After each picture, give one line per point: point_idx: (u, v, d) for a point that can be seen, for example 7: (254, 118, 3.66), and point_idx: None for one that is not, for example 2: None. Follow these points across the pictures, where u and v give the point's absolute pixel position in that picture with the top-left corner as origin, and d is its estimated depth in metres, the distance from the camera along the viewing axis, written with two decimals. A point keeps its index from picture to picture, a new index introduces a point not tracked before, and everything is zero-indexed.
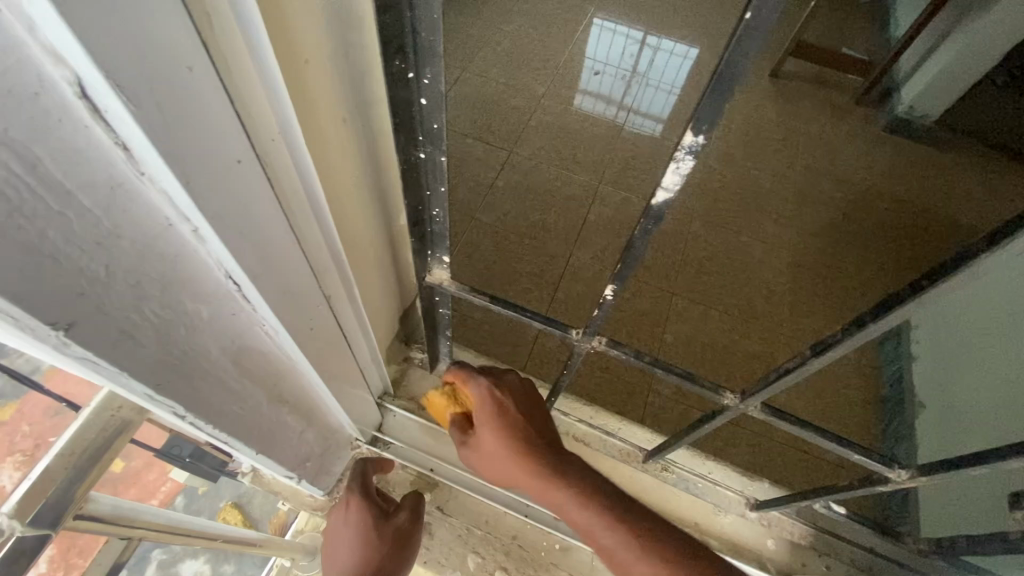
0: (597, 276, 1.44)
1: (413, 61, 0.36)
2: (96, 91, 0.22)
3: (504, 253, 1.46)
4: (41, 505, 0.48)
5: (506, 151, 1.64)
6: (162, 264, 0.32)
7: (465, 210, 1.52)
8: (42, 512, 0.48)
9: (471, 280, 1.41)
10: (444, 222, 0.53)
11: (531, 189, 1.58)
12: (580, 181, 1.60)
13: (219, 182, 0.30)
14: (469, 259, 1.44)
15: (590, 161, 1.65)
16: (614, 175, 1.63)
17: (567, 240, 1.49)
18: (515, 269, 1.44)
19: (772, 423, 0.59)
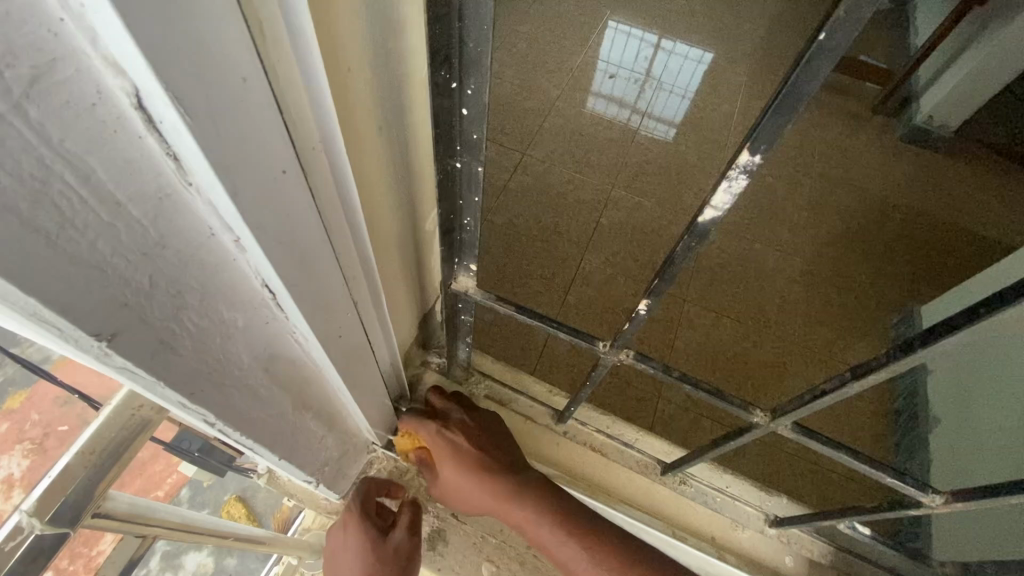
0: (608, 281, 1.44)
1: (458, 73, 0.35)
2: (153, 102, 0.22)
3: (514, 256, 1.45)
4: (61, 502, 0.47)
5: (519, 153, 1.64)
6: (204, 274, 0.32)
7: None
8: (61, 510, 0.47)
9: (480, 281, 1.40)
10: (475, 231, 0.52)
11: (543, 192, 1.57)
12: (592, 185, 1.59)
13: (266, 193, 0.30)
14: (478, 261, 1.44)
15: (602, 164, 1.64)
16: (627, 180, 1.62)
17: (578, 243, 1.49)
18: (525, 271, 1.43)
19: (803, 442, 0.58)
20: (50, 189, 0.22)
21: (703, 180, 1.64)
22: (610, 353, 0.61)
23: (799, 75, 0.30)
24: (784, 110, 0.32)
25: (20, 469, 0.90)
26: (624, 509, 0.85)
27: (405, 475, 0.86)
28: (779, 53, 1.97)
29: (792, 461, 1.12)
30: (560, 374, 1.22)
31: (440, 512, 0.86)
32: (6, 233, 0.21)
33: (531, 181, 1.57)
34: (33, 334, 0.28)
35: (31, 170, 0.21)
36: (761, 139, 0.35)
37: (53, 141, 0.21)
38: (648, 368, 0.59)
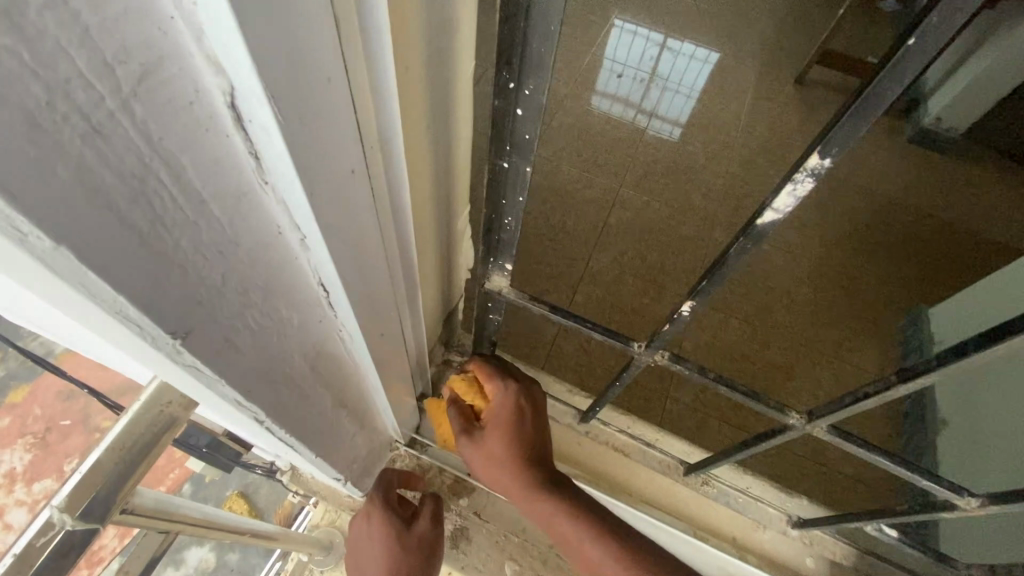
0: (618, 281, 1.43)
1: (518, 74, 0.35)
2: (248, 101, 0.22)
3: (524, 253, 1.43)
4: (94, 497, 0.43)
5: None
6: (268, 273, 0.32)
7: None
8: (93, 505, 0.43)
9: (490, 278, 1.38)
10: (515, 232, 0.52)
11: (551, 189, 1.55)
12: (601, 184, 1.59)
13: (336, 193, 0.30)
14: None
15: (610, 163, 1.63)
16: (636, 179, 1.62)
17: (587, 243, 1.49)
18: (535, 269, 1.42)
19: (839, 445, 0.57)
20: (145, 185, 0.22)
21: (712, 180, 1.64)
22: (643, 354, 0.61)
23: (881, 82, 0.31)
24: (861, 117, 0.33)
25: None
26: (646, 509, 0.85)
27: (428, 473, 0.87)
28: (787, 53, 1.97)
29: (806, 462, 1.11)
30: (569, 372, 1.21)
31: (462, 510, 0.87)
32: (104, 231, 0.22)
33: (540, 179, 1.56)
34: (107, 331, 0.28)
35: (130, 168, 0.21)
36: (834, 144, 0.36)
37: (151, 139, 0.21)
38: (682, 370, 0.59)
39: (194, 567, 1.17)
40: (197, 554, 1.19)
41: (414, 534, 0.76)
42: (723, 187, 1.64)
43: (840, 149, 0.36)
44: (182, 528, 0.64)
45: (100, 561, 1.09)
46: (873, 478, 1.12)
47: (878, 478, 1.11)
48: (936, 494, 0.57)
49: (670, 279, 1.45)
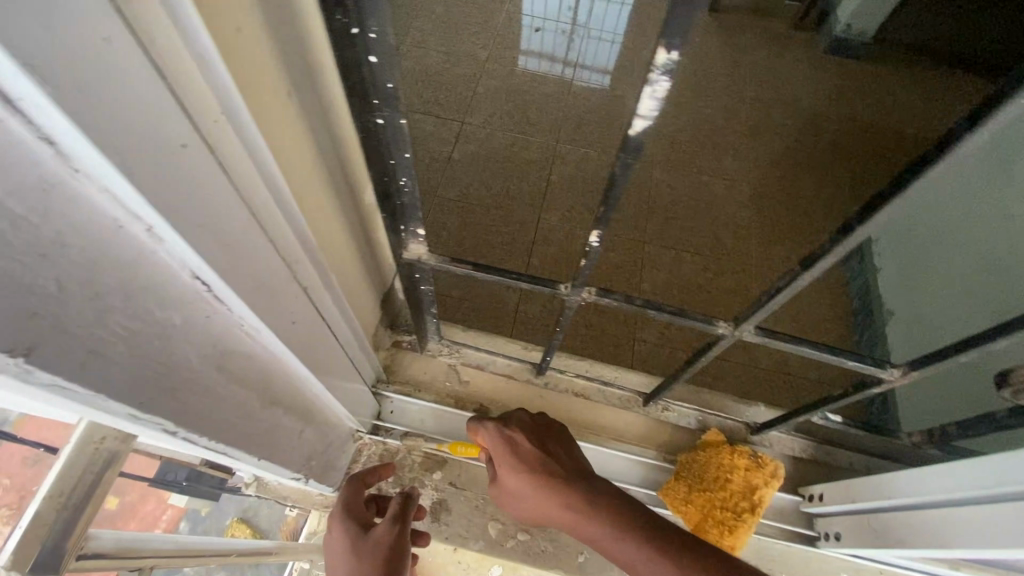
0: (570, 235, 1.42)
1: (357, 14, 0.33)
2: (4, 76, 0.20)
3: (510, 243, 1.40)
4: (42, 547, 0.42)
5: (516, 149, 1.55)
6: (87, 262, 0.28)
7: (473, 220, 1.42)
8: (45, 558, 0.42)
9: (492, 253, 1.38)
10: (414, 192, 0.50)
11: (489, 157, 1.52)
12: (537, 144, 1.56)
13: (111, 80, 0.23)
14: (479, 238, 1.40)
15: (604, 160, 1.56)
16: (571, 133, 1.60)
17: (533, 204, 1.46)
18: (524, 253, 1.38)
19: (768, 345, 0.58)
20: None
21: (644, 122, 1.65)
22: (573, 295, 0.59)
23: None
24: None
25: None
26: (601, 441, 0.87)
27: (396, 454, 0.88)
28: None
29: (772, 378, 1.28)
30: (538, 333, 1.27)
31: (439, 483, 0.87)
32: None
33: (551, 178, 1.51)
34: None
35: None
36: (678, 31, 0.28)
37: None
38: (610, 302, 0.58)
39: None
40: None
41: (368, 538, 0.65)
42: (708, 183, 1.54)
43: (686, 36, 0.28)
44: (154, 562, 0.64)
45: None
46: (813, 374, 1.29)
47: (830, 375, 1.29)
48: (864, 371, 0.59)
49: (686, 270, 1.38)
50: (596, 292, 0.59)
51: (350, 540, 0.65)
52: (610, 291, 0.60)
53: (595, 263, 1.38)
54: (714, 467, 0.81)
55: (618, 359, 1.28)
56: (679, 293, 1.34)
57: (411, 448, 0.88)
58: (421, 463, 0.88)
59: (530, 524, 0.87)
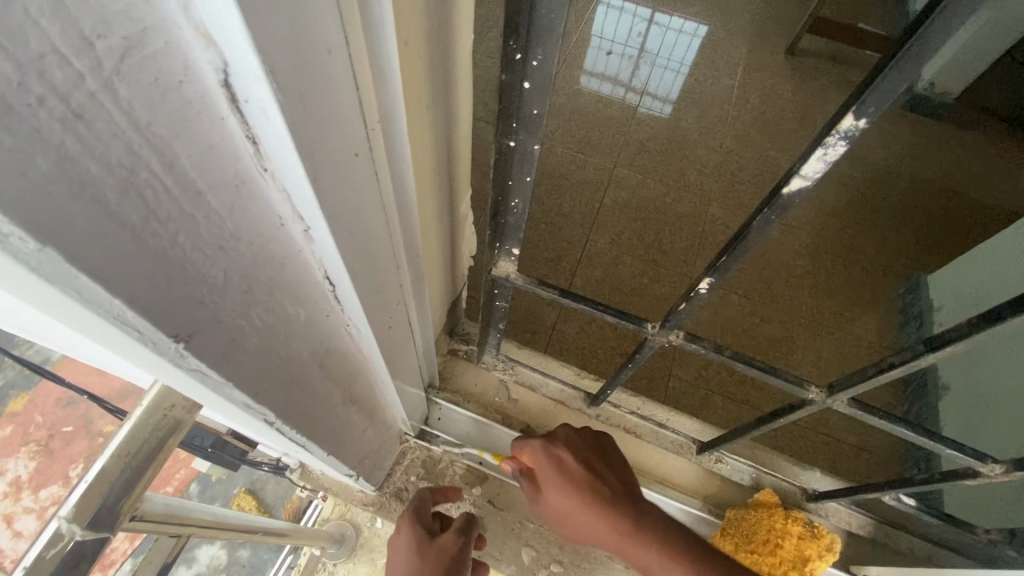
0: (616, 261, 1.43)
1: (525, 42, 0.33)
2: (243, 79, 0.20)
3: (560, 263, 1.41)
4: (99, 506, 0.43)
5: (573, 169, 1.55)
6: (250, 256, 0.28)
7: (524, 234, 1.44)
8: (102, 515, 0.43)
9: (541, 270, 1.40)
10: (521, 214, 0.50)
11: (545, 173, 1.54)
12: (595, 165, 1.56)
13: (320, 88, 0.23)
14: (531, 254, 1.42)
15: (661, 189, 1.55)
16: (629, 158, 1.59)
17: (583, 225, 1.47)
18: (573, 275, 1.40)
19: (858, 417, 0.56)
20: (77, 160, 0.18)
21: (706, 156, 1.62)
22: (657, 335, 0.60)
23: (928, 30, 0.24)
24: (906, 70, 0.25)
25: (29, 469, 1.29)
26: (647, 484, 0.85)
27: (439, 464, 0.88)
28: (778, 21, 1.93)
29: (809, 434, 1.24)
30: (572, 355, 1.26)
31: (476, 499, 0.87)
32: (59, 202, 0.18)
33: (606, 201, 1.52)
34: (79, 330, 0.24)
35: (117, 156, 0.19)
36: (872, 102, 0.28)
37: (118, 96, 0.18)
38: (698, 349, 0.58)
39: (206, 564, 1.23)
40: (207, 552, 1.24)
41: (434, 543, 0.68)
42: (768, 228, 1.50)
43: (878, 109, 0.28)
44: (194, 530, 0.65)
45: (111, 564, 1.15)
46: (859, 442, 1.25)
47: (878, 446, 1.25)
48: (958, 460, 0.56)
49: (733, 315, 1.38)
50: (684, 336, 0.59)
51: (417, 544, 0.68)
52: (697, 337, 0.59)
53: (637, 293, 1.39)
54: (766, 531, 0.77)
55: (658, 393, 1.26)
56: (721, 334, 1.34)
57: (455, 459, 0.88)
58: (463, 476, 0.88)
59: (563, 555, 0.86)
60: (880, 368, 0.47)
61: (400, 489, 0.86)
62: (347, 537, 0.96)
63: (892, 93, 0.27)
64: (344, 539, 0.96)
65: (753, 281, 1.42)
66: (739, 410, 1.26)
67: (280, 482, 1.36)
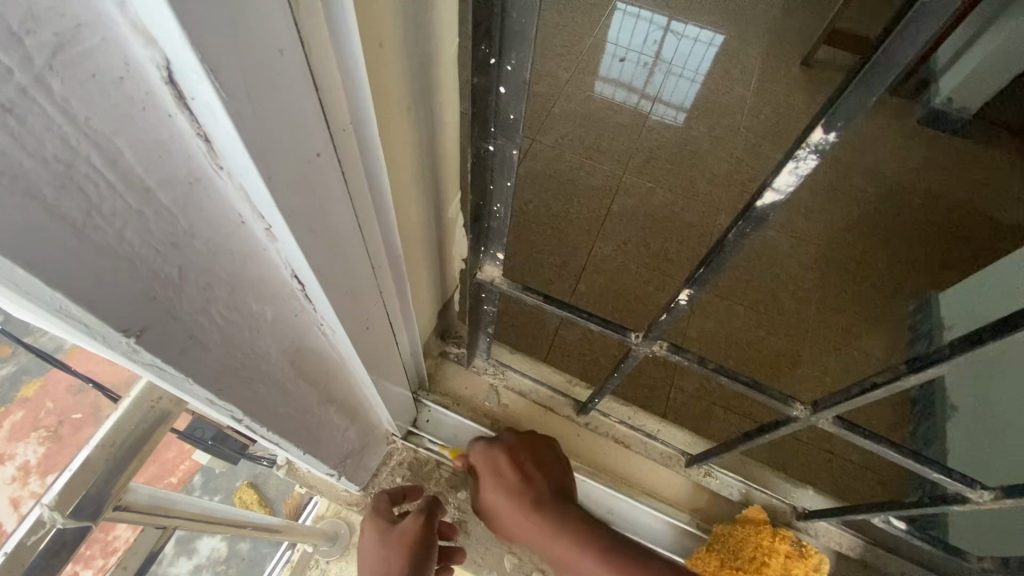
0: (620, 269, 1.42)
1: (499, 46, 0.33)
2: (186, 77, 0.20)
3: (564, 269, 1.41)
4: (84, 495, 0.43)
5: (580, 176, 1.55)
6: (209, 252, 0.28)
7: (528, 240, 1.43)
8: (85, 504, 0.43)
9: (543, 276, 1.39)
10: (505, 218, 0.50)
11: (553, 178, 1.53)
12: (603, 171, 1.56)
13: (272, 87, 0.23)
14: (535, 259, 1.41)
15: (669, 198, 1.54)
16: (638, 165, 1.58)
17: (589, 231, 1.47)
18: (576, 282, 1.39)
19: (845, 436, 0.55)
20: (8, 152, 0.18)
21: (716, 165, 1.61)
22: (641, 345, 0.59)
23: (894, 42, 0.23)
24: (873, 84, 0.25)
25: (33, 454, 1.29)
26: (633, 495, 0.84)
27: (425, 466, 0.87)
28: (795, 31, 1.91)
29: (809, 451, 1.22)
30: (572, 361, 1.26)
31: (462, 503, 0.87)
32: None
33: (612, 207, 1.51)
34: (28, 321, 0.24)
35: (54, 150, 0.19)
36: (840, 116, 0.27)
37: (51, 90, 0.18)
38: (681, 360, 0.58)
39: (206, 556, 1.24)
40: (207, 543, 1.26)
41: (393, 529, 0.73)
42: (774, 240, 1.48)
43: (848, 122, 0.28)
44: (180, 523, 0.65)
45: (113, 552, 1.15)
46: (861, 462, 1.22)
47: (879, 467, 1.22)
48: (945, 484, 0.55)
49: (739, 328, 1.35)
50: (668, 347, 0.59)
51: (377, 533, 0.73)
52: (681, 348, 0.59)
53: (640, 302, 1.38)
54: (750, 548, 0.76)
55: (656, 405, 1.25)
56: (724, 346, 1.33)
57: (441, 462, 0.87)
58: (448, 480, 0.87)
59: (546, 563, 0.86)
60: (863, 388, 0.46)
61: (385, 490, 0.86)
62: (337, 538, 0.96)
63: (860, 107, 0.27)
64: (336, 539, 0.96)
65: (759, 294, 1.40)
66: (740, 424, 1.24)
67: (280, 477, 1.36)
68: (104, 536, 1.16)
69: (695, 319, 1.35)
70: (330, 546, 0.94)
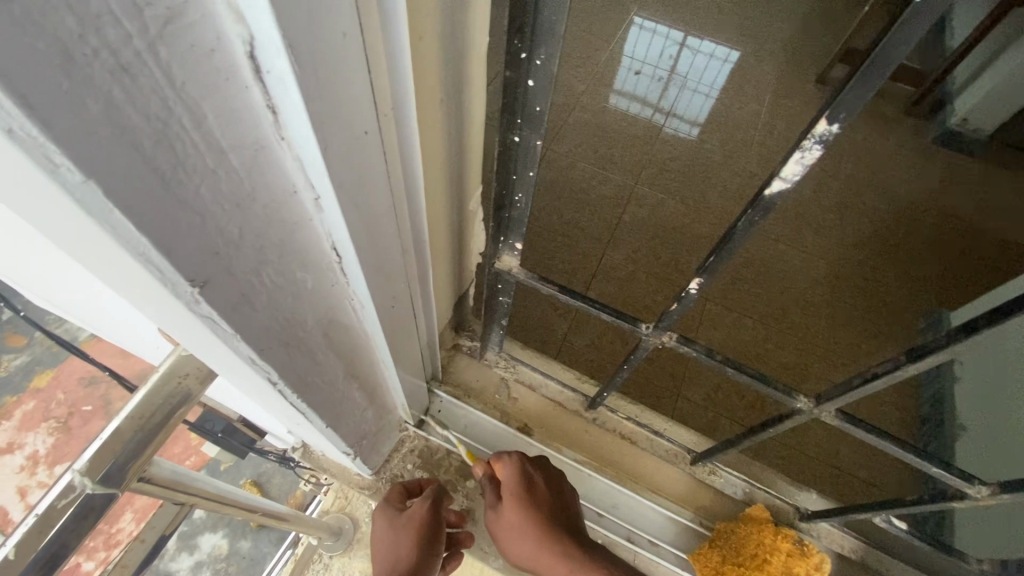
0: (631, 277, 1.45)
1: (530, 42, 0.36)
2: (267, 50, 0.23)
3: (575, 275, 1.44)
4: (112, 464, 0.45)
5: (593, 184, 1.58)
6: (265, 216, 0.31)
7: (539, 246, 1.47)
8: (113, 471, 0.45)
9: (555, 280, 1.42)
10: (525, 208, 0.53)
11: (566, 187, 1.57)
12: (616, 181, 1.59)
13: (335, 66, 0.26)
14: (547, 264, 1.44)
15: (680, 209, 1.57)
16: (651, 177, 1.61)
17: (600, 240, 1.49)
18: (586, 287, 1.42)
19: (846, 430, 0.57)
20: (120, 108, 0.21)
21: (728, 179, 1.63)
22: (651, 336, 0.62)
23: (892, 38, 0.26)
24: (871, 76, 0.28)
25: (47, 444, 1.35)
26: (638, 492, 0.85)
27: (436, 455, 0.90)
28: (809, 49, 1.94)
29: (815, 462, 1.23)
30: (581, 366, 1.28)
31: (469, 493, 0.89)
32: (103, 145, 0.21)
33: (624, 215, 1.54)
34: (108, 265, 0.27)
35: (155, 110, 0.22)
36: (841, 109, 0.30)
37: (159, 56, 0.21)
38: (688, 351, 0.60)
39: (208, 552, 1.26)
40: (209, 540, 1.28)
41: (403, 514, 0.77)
42: (783, 253, 1.50)
43: (849, 114, 0.30)
44: (195, 501, 0.67)
45: (116, 544, 1.21)
46: (869, 475, 1.23)
47: (887, 481, 1.22)
48: (944, 480, 0.56)
49: (747, 338, 1.37)
50: (676, 338, 0.61)
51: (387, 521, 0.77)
52: (689, 340, 0.61)
53: (649, 310, 1.41)
54: (752, 543, 0.78)
55: (663, 410, 1.26)
56: (734, 354, 1.34)
57: (451, 452, 0.90)
58: (457, 469, 0.90)
59: None
60: (864, 379, 0.48)
61: (395, 477, 0.88)
62: (344, 530, 0.98)
63: (859, 101, 0.29)
64: (342, 532, 0.97)
65: (768, 306, 1.42)
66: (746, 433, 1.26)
67: (286, 476, 1.39)
68: (107, 528, 1.22)
69: (704, 328, 1.37)
70: (335, 539, 0.95)
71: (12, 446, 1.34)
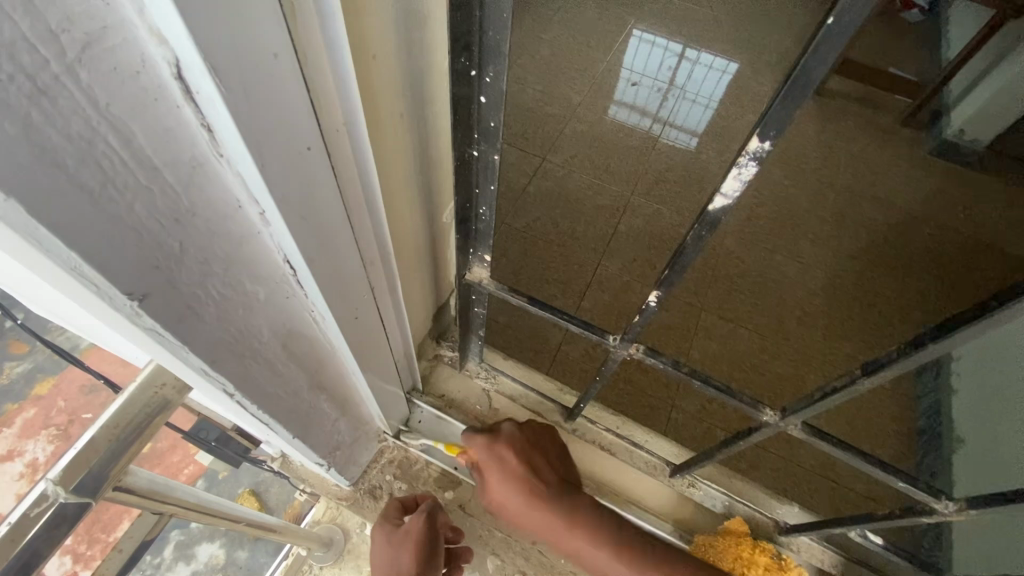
0: (625, 287, 1.45)
1: (477, 60, 0.37)
2: (192, 73, 0.23)
3: (569, 285, 1.44)
4: (86, 473, 0.45)
5: (587, 194, 1.58)
6: (208, 229, 0.31)
7: (534, 256, 1.47)
8: (86, 480, 0.45)
9: (548, 289, 1.42)
10: (490, 221, 0.54)
11: (561, 197, 1.57)
12: (612, 192, 1.59)
13: (266, 84, 0.27)
14: (541, 273, 1.45)
15: (676, 218, 1.57)
16: (647, 187, 1.62)
17: (595, 249, 1.50)
18: (579, 298, 1.42)
19: (813, 443, 0.57)
20: (40, 129, 0.22)
21: None
22: (619, 347, 0.62)
23: (812, 57, 0.27)
24: (796, 94, 0.29)
25: (44, 451, 1.36)
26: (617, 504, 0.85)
27: (415, 465, 0.90)
28: None
29: (808, 476, 1.22)
30: (573, 377, 1.27)
31: (449, 503, 0.89)
32: (24, 163, 0.22)
33: (620, 223, 1.54)
34: (49, 278, 0.28)
35: (77, 129, 0.23)
36: (771, 125, 0.31)
37: (79, 80, 0.22)
38: (655, 363, 0.60)
39: (204, 562, 1.25)
40: (207, 550, 1.27)
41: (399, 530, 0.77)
42: (778, 262, 1.49)
43: (779, 132, 0.31)
44: (177, 511, 0.67)
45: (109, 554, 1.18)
46: (866, 489, 1.21)
47: (883, 496, 1.21)
48: (913, 495, 0.56)
49: (742, 348, 1.36)
50: (644, 350, 0.61)
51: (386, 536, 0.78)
52: (656, 351, 0.61)
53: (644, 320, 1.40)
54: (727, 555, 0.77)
55: (654, 422, 1.25)
56: (728, 366, 1.33)
57: (430, 463, 0.90)
58: (436, 480, 0.90)
59: (528, 566, 0.87)
60: (824, 392, 0.48)
61: (375, 487, 0.88)
62: (333, 542, 0.97)
63: (787, 119, 0.30)
64: (330, 543, 0.97)
65: (763, 315, 1.41)
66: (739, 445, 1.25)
67: (283, 485, 1.38)
68: (104, 537, 1.19)
69: (700, 338, 1.36)
70: (324, 550, 0.95)
71: (11, 454, 1.35)
